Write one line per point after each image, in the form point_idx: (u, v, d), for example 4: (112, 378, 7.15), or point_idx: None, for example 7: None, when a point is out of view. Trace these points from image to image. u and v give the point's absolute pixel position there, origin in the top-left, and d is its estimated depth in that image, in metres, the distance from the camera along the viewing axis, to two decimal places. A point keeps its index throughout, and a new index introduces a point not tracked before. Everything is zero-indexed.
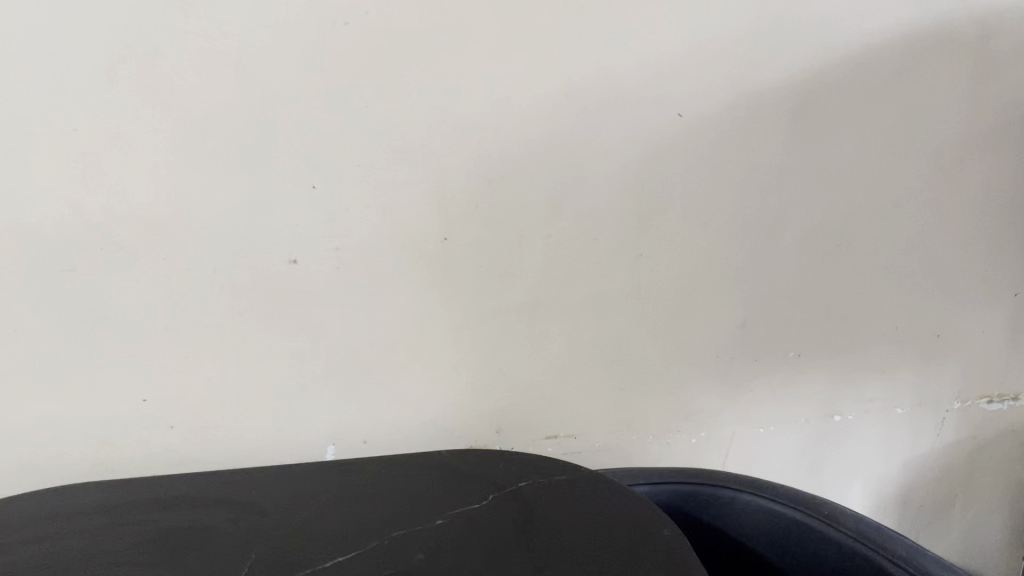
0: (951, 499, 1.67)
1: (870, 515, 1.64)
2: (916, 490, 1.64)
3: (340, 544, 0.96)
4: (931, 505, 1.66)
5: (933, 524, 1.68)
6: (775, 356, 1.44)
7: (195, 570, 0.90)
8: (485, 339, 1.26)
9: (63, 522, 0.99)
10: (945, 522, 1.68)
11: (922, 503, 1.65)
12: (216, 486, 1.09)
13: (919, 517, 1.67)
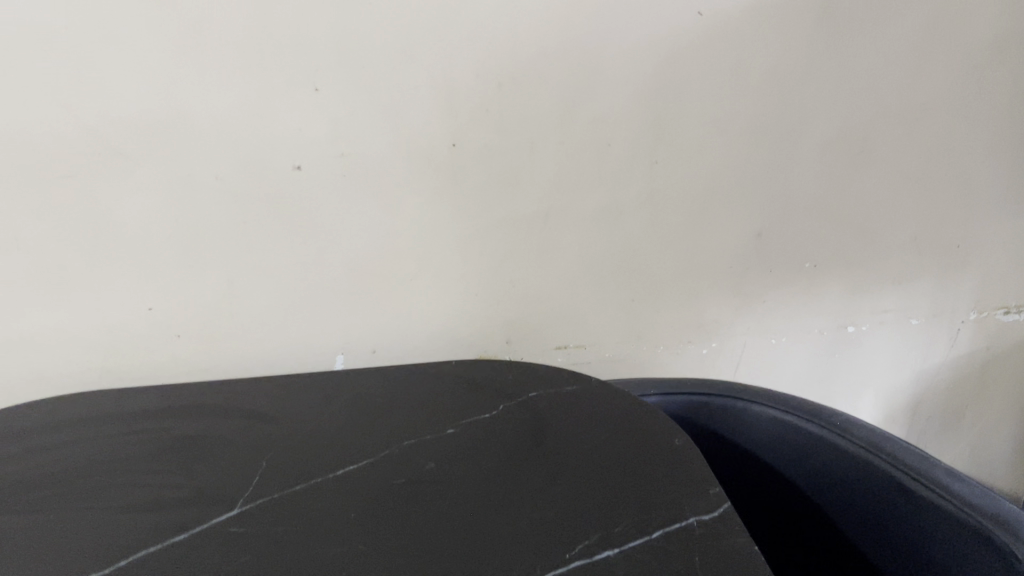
0: (961, 407, 1.68)
1: (880, 422, 1.65)
2: (926, 398, 1.64)
3: (348, 453, 0.98)
4: (940, 412, 1.67)
5: (941, 431, 1.70)
6: (790, 266, 1.41)
7: (206, 477, 0.92)
8: (494, 249, 1.24)
9: (76, 431, 1.01)
10: (953, 428, 1.70)
11: (931, 409, 1.66)
12: (226, 394, 1.10)
13: (928, 426, 1.68)
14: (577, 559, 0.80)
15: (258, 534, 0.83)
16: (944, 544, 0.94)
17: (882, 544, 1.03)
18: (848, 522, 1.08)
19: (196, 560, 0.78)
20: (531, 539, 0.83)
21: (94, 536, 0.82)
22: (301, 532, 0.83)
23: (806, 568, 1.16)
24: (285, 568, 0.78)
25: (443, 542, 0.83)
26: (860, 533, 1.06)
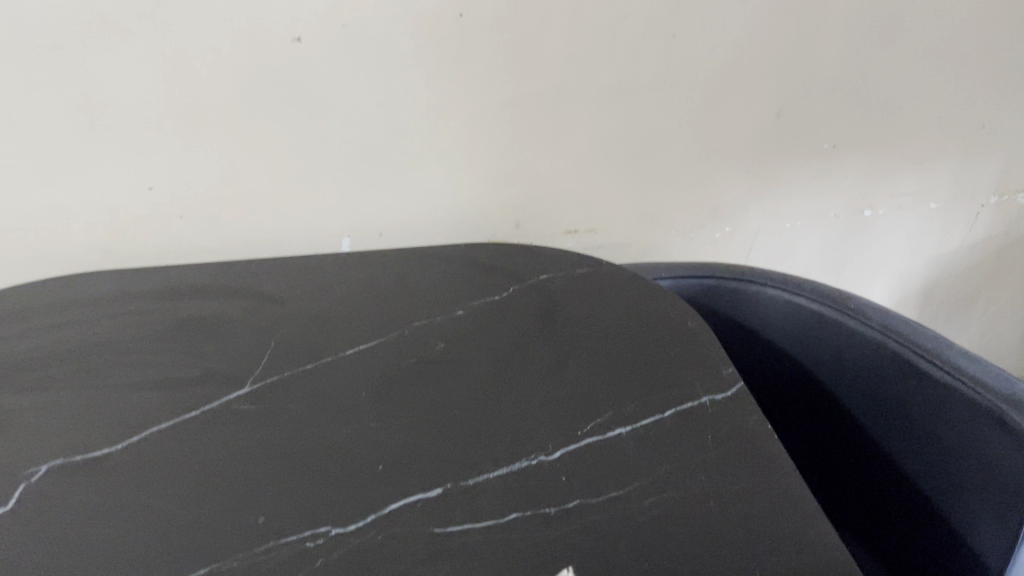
0: (975, 291, 1.67)
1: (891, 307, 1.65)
2: (939, 282, 1.63)
3: (358, 334, 0.97)
4: (952, 296, 1.66)
5: (953, 315, 1.69)
6: (808, 148, 1.37)
7: (215, 356, 0.92)
8: (503, 128, 1.20)
9: (82, 309, 1.00)
10: (964, 312, 1.69)
11: (944, 294, 1.65)
12: (231, 275, 1.09)
13: (940, 310, 1.68)
14: (588, 437, 0.80)
15: (270, 413, 0.83)
16: (954, 424, 0.94)
17: (889, 423, 1.03)
18: (855, 403, 1.08)
19: (208, 438, 0.80)
20: (543, 418, 0.83)
21: (103, 414, 0.83)
22: (313, 412, 0.84)
23: (809, 449, 1.18)
24: (300, 446, 0.79)
25: (455, 420, 0.83)
26: (867, 414, 1.07)
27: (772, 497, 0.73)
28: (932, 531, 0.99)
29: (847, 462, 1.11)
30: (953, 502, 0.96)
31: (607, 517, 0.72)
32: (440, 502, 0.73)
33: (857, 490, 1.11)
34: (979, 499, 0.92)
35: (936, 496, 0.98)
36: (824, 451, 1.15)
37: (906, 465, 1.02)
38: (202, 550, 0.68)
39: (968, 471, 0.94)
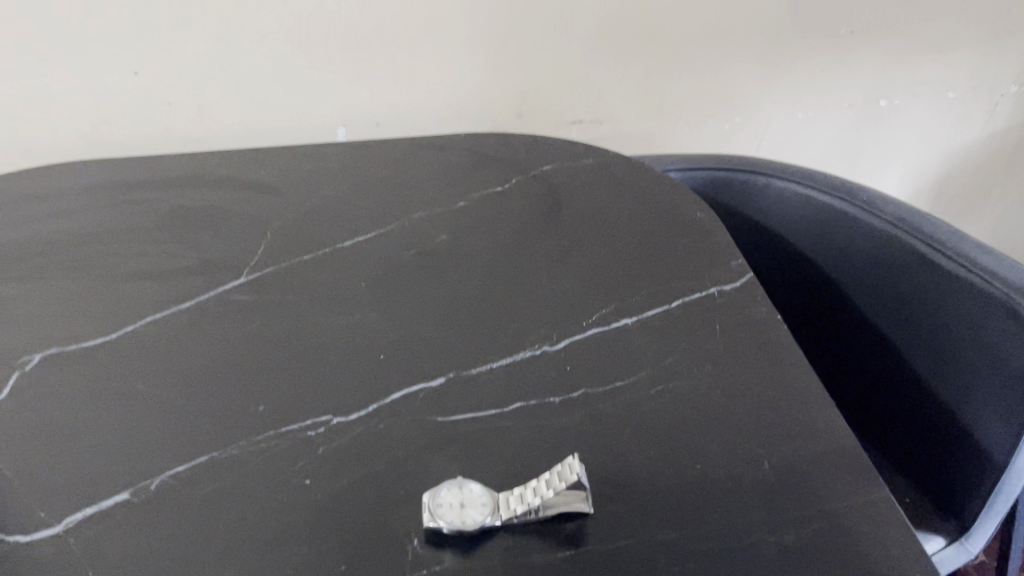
0: (990, 183, 1.62)
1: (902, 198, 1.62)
2: (954, 173, 1.58)
3: (355, 224, 0.93)
4: (966, 188, 1.62)
5: (966, 207, 1.66)
6: (825, 33, 1.30)
7: (210, 246, 0.89)
8: (505, 10, 1.14)
9: (69, 195, 0.96)
10: (978, 204, 1.66)
11: (958, 185, 1.61)
12: (220, 158, 1.04)
13: (953, 202, 1.64)
14: (594, 328, 0.78)
15: (268, 303, 0.81)
16: (967, 320, 0.93)
17: (900, 320, 1.02)
18: (868, 301, 1.06)
19: (205, 328, 0.78)
20: (548, 309, 0.81)
21: (96, 304, 0.81)
22: (311, 303, 0.82)
23: (816, 341, 1.17)
24: (299, 339, 0.78)
25: (458, 313, 0.81)
26: (878, 311, 1.05)
27: (780, 385, 0.72)
28: (941, 429, 0.99)
29: (856, 359, 1.10)
30: (964, 401, 0.95)
31: (612, 404, 0.71)
32: (443, 391, 0.72)
33: (862, 382, 1.10)
34: (987, 393, 0.92)
35: (947, 395, 0.97)
36: (833, 347, 1.14)
37: (917, 364, 1.01)
38: (200, 439, 0.68)
39: (977, 366, 0.93)
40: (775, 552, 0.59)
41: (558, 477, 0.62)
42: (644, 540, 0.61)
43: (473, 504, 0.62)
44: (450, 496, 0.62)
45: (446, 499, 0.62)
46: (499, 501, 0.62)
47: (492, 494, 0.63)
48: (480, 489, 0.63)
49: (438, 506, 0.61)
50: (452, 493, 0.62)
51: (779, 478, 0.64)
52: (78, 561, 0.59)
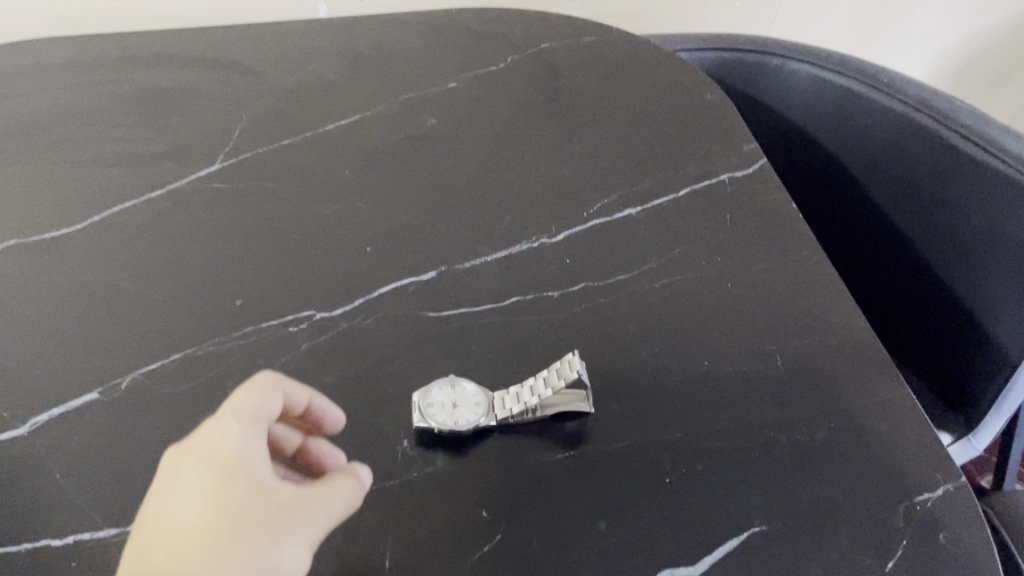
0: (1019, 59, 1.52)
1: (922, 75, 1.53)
2: (979, 48, 1.49)
3: (337, 104, 0.86)
4: (992, 64, 1.52)
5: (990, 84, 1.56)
6: None
7: (181, 130, 0.82)
8: None
9: (20, 69, 0.88)
10: (1003, 82, 1.56)
11: (983, 61, 1.51)
12: (183, 38, 0.93)
13: (976, 79, 1.55)
14: (595, 219, 0.73)
15: (245, 192, 0.76)
16: (989, 210, 0.86)
17: (914, 212, 0.95)
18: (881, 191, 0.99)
19: (177, 218, 0.73)
20: (546, 199, 0.75)
21: (58, 194, 0.75)
22: (291, 192, 0.76)
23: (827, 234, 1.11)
24: (278, 230, 0.72)
25: (449, 202, 0.75)
26: (890, 201, 0.98)
27: (795, 279, 0.67)
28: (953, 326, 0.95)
29: (865, 250, 1.05)
30: (980, 298, 0.90)
31: (614, 299, 0.66)
32: (433, 285, 0.67)
33: (874, 277, 1.05)
34: (1008, 287, 0.86)
35: (961, 290, 0.92)
36: (841, 237, 1.08)
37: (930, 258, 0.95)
38: (174, 335, 0.63)
39: (998, 258, 0.87)
40: (788, 453, 0.56)
41: (557, 374, 0.57)
42: (648, 441, 0.57)
43: (466, 403, 0.58)
44: (441, 394, 0.58)
45: (436, 398, 0.58)
46: (492, 401, 0.58)
47: (486, 394, 0.58)
48: (474, 388, 0.58)
49: (428, 405, 0.57)
50: (443, 392, 0.58)
51: (793, 376, 0.60)
52: (49, 464, 0.56)
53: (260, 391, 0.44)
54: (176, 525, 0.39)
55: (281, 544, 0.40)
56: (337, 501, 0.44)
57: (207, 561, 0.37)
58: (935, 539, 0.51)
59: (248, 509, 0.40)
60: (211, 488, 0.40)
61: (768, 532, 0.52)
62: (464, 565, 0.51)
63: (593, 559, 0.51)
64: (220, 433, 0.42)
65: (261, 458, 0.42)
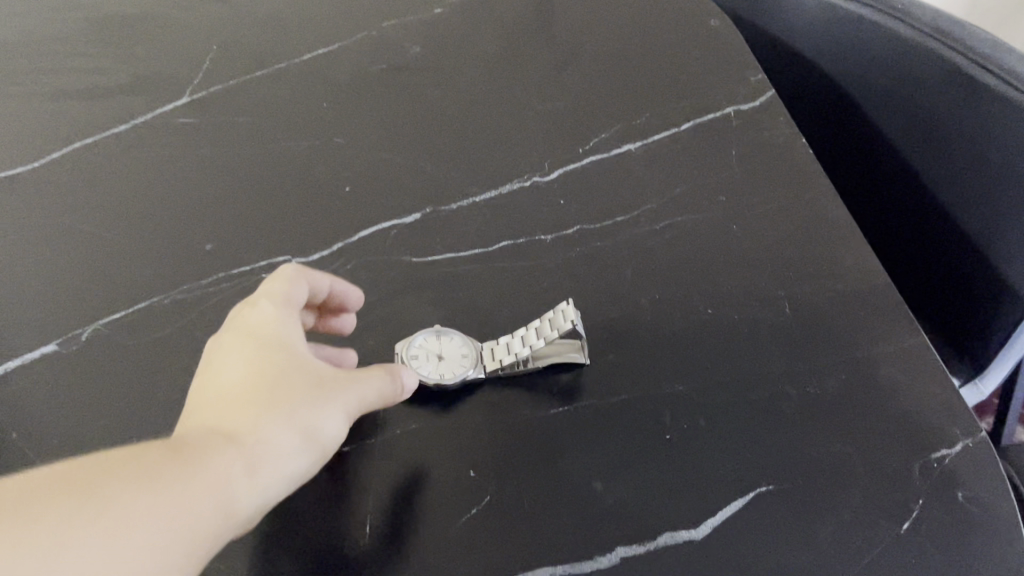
0: None
1: None
2: None
3: (316, 30, 0.79)
4: None
5: None
6: None
7: (146, 60, 0.76)
8: None
9: None
10: None
11: None
12: None
13: None
14: (591, 156, 0.68)
15: (216, 127, 0.70)
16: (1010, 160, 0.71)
17: (914, 131, 0.81)
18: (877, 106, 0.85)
19: (143, 155, 0.68)
20: (538, 133, 0.70)
21: (15, 131, 0.70)
22: (264, 127, 0.71)
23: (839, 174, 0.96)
24: (250, 169, 0.67)
25: (434, 138, 0.70)
26: (887, 118, 0.84)
27: (806, 219, 0.62)
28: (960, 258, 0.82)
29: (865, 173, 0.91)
30: (990, 230, 0.77)
31: (610, 242, 0.62)
32: (418, 229, 0.63)
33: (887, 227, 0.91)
34: None
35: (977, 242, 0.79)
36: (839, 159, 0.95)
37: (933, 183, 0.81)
38: (139, 283, 0.59)
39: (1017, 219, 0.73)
40: (796, 407, 0.52)
41: (550, 325, 0.54)
42: (646, 395, 0.53)
43: (453, 353, 0.54)
44: (426, 345, 0.55)
45: (421, 349, 0.54)
46: (481, 352, 0.54)
47: (475, 343, 0.55)
48: (461, 338, 0.55)
49: (412, 356, 0.54)
50: (429, 343, 0.55)
51: (803, 323, 0.56)
52: (6, 421, 0.52)
53: (292, 280, 0.49)
54: (228, 383, 0.43)
55: (323, 403, 0.44)
56: (374, 379, 0.48)
57: (255, 408, 0.42)
58: (954, 499, 0.48)
59: (286, 368, 0.45)
60: (258, 356, 0.45)
61: (774, 493, 0.48)
62: (454, 524, 0.48)
63: (587, 522, 0.48)
64: (262, 314, 0.47)
65: (298, 335, 0.47)
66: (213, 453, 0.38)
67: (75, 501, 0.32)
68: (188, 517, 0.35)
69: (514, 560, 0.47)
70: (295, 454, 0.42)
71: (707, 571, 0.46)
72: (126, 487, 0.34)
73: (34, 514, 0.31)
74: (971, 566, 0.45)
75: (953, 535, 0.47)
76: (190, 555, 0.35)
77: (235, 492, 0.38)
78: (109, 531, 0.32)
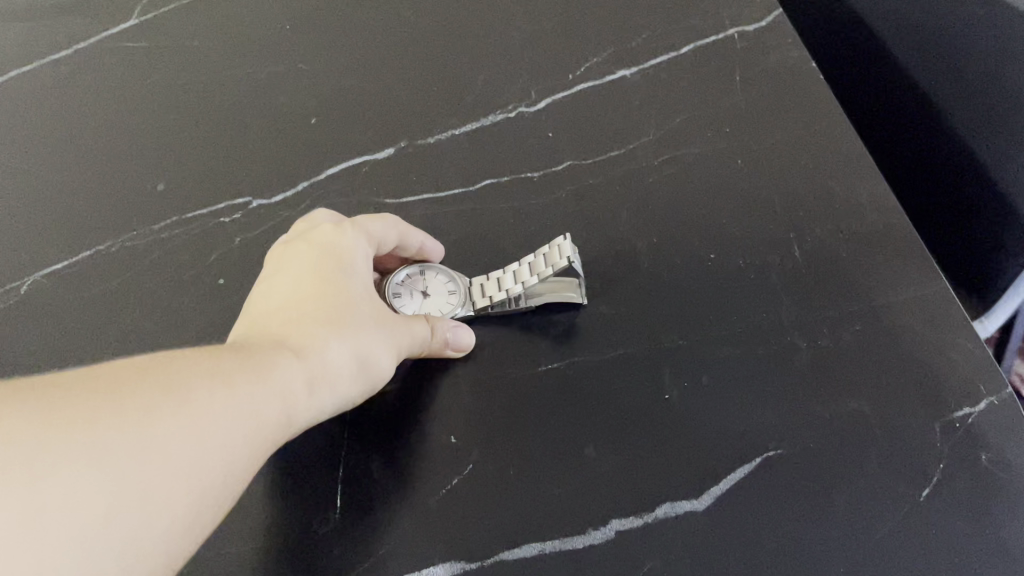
0: None
1: None
2: None
3: None
4: None
5: None
6: None
7: None
8: None
9: None
10: None
11: None
12: None
13: None
14: (582, 83, 0.61)
15: (168, 53, 0.64)
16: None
17: (915, 40, 0.66)
18: (871, 2, 0.70)
19: (90, 87, 0.62)
20: (523, 57, 0.63)
21: None
22: (221, 53, 0.64)
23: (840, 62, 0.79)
24: (207, 100, 0.61)
25: (407, 64, 0.63)
26: (882, 18, 0.69)
27: (820, 152, 0.56)
28: (960, 188, 0.68)
29: (858, 73, 0.76)
30: (997, 153, 0.62)
31: (605, 180, 0.56)
32: (392, 166, 0.57)
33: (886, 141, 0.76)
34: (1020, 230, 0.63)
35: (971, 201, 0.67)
36: (833, 70, 0.80)
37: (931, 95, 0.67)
38: (86, 229, 0.54)
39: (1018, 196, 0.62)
40: (806, 363, 0.48)
41: (545, 261, 0.50)
42: (644, 351, 0.49)
43: (438, 292, 0.51)
44: (410, 280, 0.52)
45: (404, 286, 0.51)
46: (468, 288, 0.51)
47: (461, 279, 0.51)
48: (447, 274, 0.52)
49: (395, 294, 0.51)
50: (413, 280, 0.52)
51: (814, 269, 0.51)
52: None
53: (381, 218, 0.48)
54: (288, 299, 0.42)
55: (385, 335, 0.43)
56: (420, 325, 0.46)
57: (316, 327, 0.40)
58: (979, 464, 0.44)
59: (357, 297, 0.43)
60: (318, 277, 0.43)
61: (783, 457, 0.44)
62: (432, 496, 0.44)
63: (579, 491, 0.44)
64: (325, 238, 0.46)
65: (367, 267, 0.46)
66: (275, 361, 0.37)
67: (157, 386, 0.31)
68: (254, 421, 0.34)
69: (499, 534, 0.43)
70: (348, 376, 0.41)
71: (709, 544, 0.42)
72: (199, 382, 0.32)
73: (124, 395, 0.30)
74: (999, 538, 0.41)
75: (981, 503, 0.42)
76: (253, 457, 0.34)
77: (294, 401, 0.37)
78: (189, 423, 0.31)
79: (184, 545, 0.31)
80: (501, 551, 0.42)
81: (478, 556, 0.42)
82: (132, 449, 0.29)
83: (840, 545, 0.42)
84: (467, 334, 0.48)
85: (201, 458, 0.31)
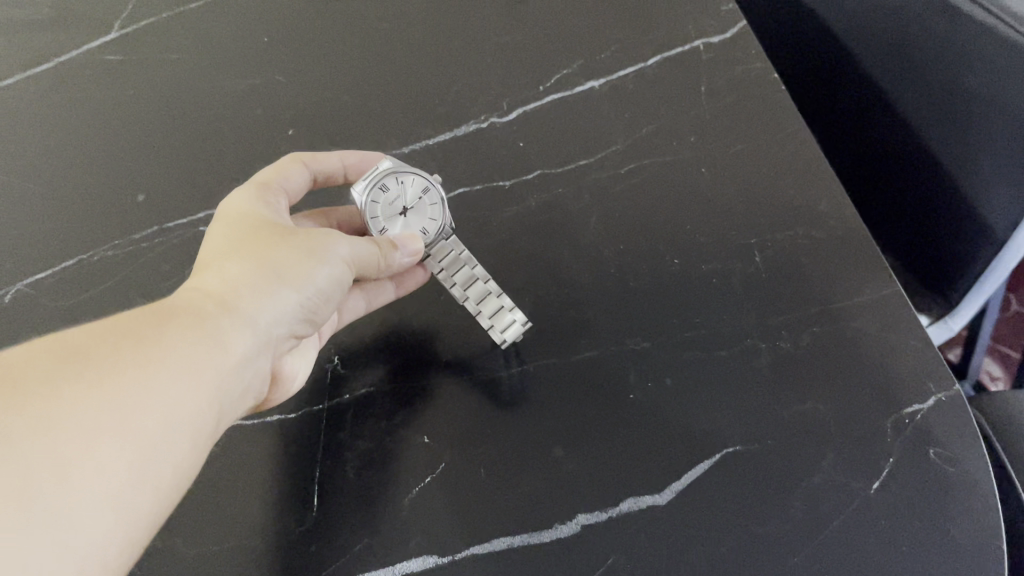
0: None
1: None
2: None
3: None
4: None
5: None
6: None
7: None
8: None
9: None
10: None
11: None
12: None
13: None
14: (552, 94, 0.63)
15: (148, 65, 0.65)
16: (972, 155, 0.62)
17: (866, 40, 0.68)
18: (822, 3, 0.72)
19: (71, 99, 0.64)
20: (495, 69, 0.65)
21: None
22: (200, 66, 0.65)
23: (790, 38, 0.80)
24: (187, 112, 0.63)
25: (381, 77, 0.65)
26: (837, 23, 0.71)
27: (781, 160, 0.58)
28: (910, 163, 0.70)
29: (811, 59, 0.78)
30: (961, 160, 0.63)
31: (573, 190, 0.58)
32: None
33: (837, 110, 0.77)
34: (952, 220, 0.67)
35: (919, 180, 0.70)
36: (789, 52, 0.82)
37: (899, 105, 0.68)
38: (68, 238, 0.56)
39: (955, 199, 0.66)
40: (765, 364, 0.50)
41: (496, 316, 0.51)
42: (610, 355, 0.51)
43: (416, 218, 0.50)
44: (407, 191, 0.49)
45: (399, 192, 0.49)
46: (434, 239, 0.51)
47: (449, 228, 0.52)
48: (438, 217, 0.51)
49: (380, 189, 0.48)
50: (413, 191, 0.49)
51: (773, 273, 0.53)
52: None
53: (282, 168, 0.50)
54: (209, 250, 0.43)
55: (317, 258, 0.43)
56: (365, 241, 0.46)
57: (236, 270, 0.41)
58: (927, 458, 0.46)
59: (278, 231, 0.44)
60: (233, 225, 0.44)
61: (740, 454, 0.46)
62: (404, 493, 0.46)
63: (546, 487, 0.46)
64: (235, 198, 0.47)
65: (279, 214, 0.47)
66: (196, 314, 0.38)
67: (58, 364, 0.32)
68: (182, 366, 0.35)
69: (469, 530, 0.45)
70: (283, 303, 0.42)
71: (669, 537, 0.44)
72: (101, 351, 0.33)
73: (24, 379, 0.31)
74: (945, 527, 0.44)
75: (927, 495, 0.45)
76: (185, 405, 0.35)
77: (229, 336, 0.38)
78: (96, 387, 0.32)
79: (138, 495, 0.32)
80: (471, 545, 0.44)
81: (448, 551, 0.44)
82: (43, 423, 0.30)
83: (793, 535, 0.44)
84: (416, 239, 0.49)
85: (130, 407, 0.32)
